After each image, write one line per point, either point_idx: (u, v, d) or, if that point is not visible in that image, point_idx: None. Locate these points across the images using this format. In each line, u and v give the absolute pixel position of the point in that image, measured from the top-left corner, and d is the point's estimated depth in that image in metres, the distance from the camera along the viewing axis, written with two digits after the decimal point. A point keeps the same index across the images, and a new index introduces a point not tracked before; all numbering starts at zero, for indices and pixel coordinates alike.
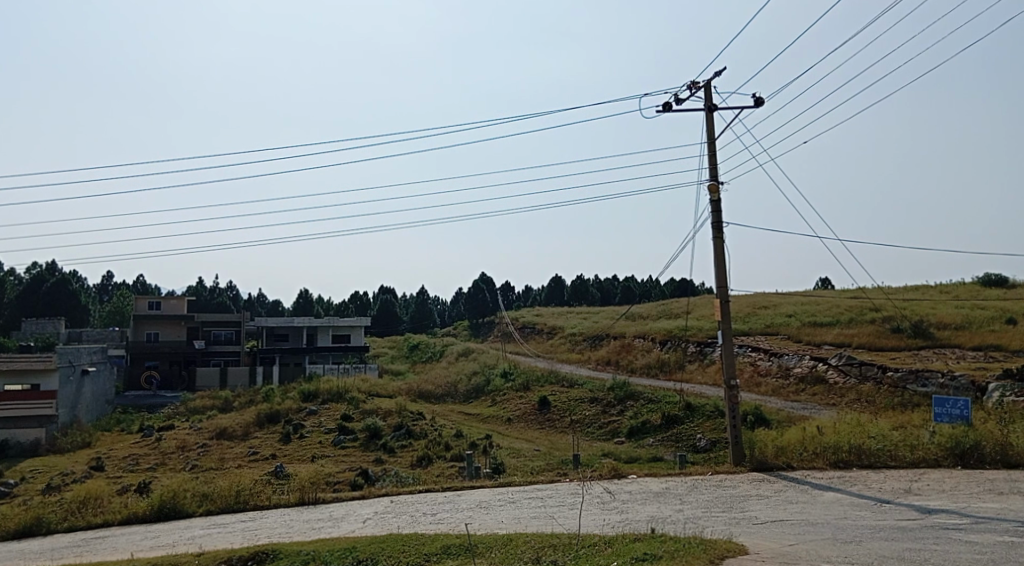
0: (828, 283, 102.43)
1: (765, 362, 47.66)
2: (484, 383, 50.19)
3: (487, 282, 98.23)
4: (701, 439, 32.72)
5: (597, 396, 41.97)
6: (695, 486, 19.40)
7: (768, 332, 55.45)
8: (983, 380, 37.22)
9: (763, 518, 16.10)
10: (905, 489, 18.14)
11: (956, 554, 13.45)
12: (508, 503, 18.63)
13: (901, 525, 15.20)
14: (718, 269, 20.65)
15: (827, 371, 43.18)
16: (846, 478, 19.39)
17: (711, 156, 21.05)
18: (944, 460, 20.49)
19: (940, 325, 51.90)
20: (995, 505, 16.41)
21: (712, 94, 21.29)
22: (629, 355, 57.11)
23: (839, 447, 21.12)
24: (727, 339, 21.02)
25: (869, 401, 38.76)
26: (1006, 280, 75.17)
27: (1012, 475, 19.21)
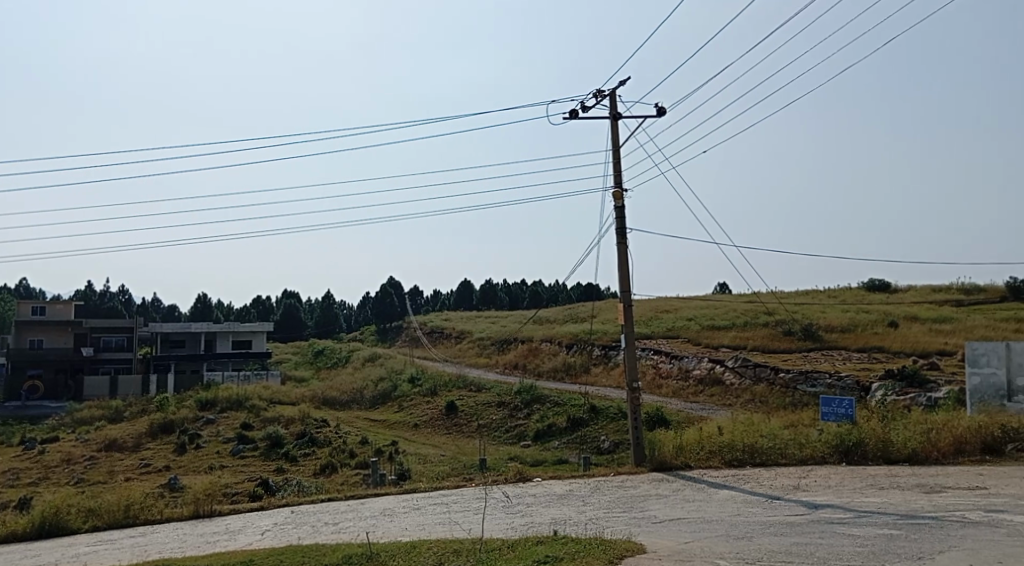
0: (726, 287, 106.04)
1: (666, 365, 48.86)
2: (390, 388, 49.80)
3: (394, 287, 97.62)
4: (604, 441, 33.26)
5: (504, 400, 42.22)
6: (597, 487, 19.72)
7: (670, 335, 56.82)
8: (867, 380, 39.13)
9: (662, 517, 16.49)
10: (794, 485, 18.91)
11: (839, 547, 14.07)
12: (412, 510, 18.55)
13: (790, 521, 15.82)
14: (621, 274, 20.96)
15: (724, 373, 44.52)
16: (740, 476, 20.09)
17: (615, 164, 21.37)
18: (830, 457, 21.45)
19: (829, 328, 54.22)
20: (876, 499, 17.26)
21: (617, 103, 21.60)
22: (536, 359, 57.63)
23: (733, 446, 21.86)
24: (630, 343, 21.39)
25: (763, 401, 40.18)
26: (889, 285, 79.24)
27: (891, 470, 20.27)
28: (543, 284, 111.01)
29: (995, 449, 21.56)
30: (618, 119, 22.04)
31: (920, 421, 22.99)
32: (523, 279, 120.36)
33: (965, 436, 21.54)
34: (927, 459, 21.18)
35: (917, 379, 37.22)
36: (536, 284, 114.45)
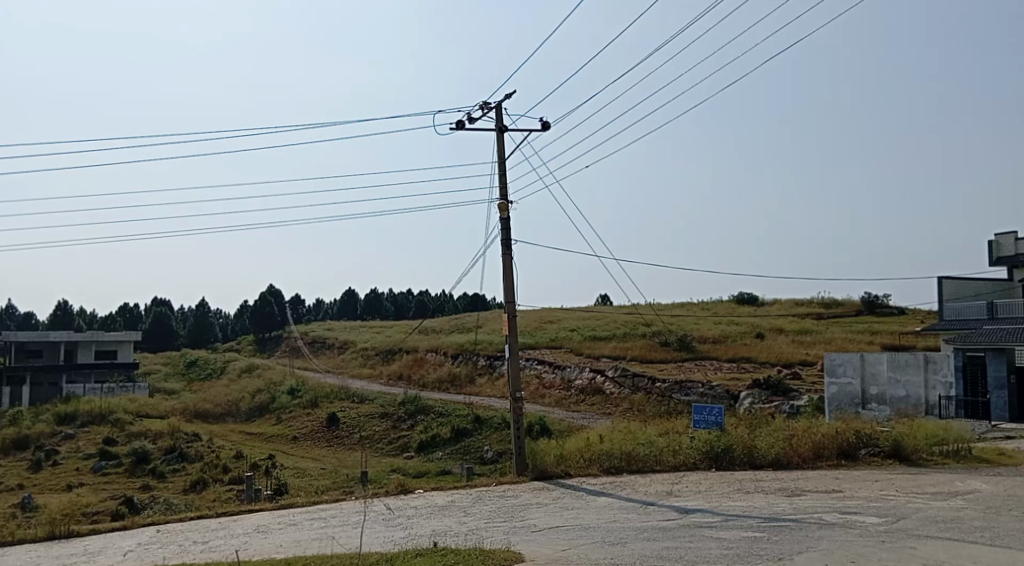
0: (607, 299, 108.66)
1: (549, 375, 49.44)
2: (269, 400, 48.54)
3: (274, 295, 95.26)
4: (487, 451, 33.41)
5: (387, 411, 41.80)
6: (478, 497, 19.77)
7: (553, 345, 57.62)
8: (736, 389, 40.84)
9: (540, 525, 16.67)
10: (667, 491, 19.52)
11: (707, 549, 14.59)
12: (287, 526, 18.13)
13: (662, 525, 16.31)
14: (507, 287, 20.31)
15: (604, 383, 45.46)
16: (617, 483, 20.55)
17: (501, 175, 20.69)
18: (701, 463, 22.23)
19: (702, 339, 56.28)
20: (742, 503, 18.02)
21: (503, 115, 21.23)
22: (420, 369, 57.31)
23: (611, 455, 22.34)
24: (514, 353, 21.45)
25: (641, 409, 41.25)
26: (758, 299, 82.98)
27: (757, 475, 21.21)
28: (429, 294, 110.77)
29: (850, 455, 22.86)
30: (503, 132, 21.76)
31: (783, 428, 24.18)
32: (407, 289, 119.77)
33: (823, 442, 22.77)
34: (789, 463, 22.27)
35: (781, 388, 39.11)
36: (421, 294, 114.10)
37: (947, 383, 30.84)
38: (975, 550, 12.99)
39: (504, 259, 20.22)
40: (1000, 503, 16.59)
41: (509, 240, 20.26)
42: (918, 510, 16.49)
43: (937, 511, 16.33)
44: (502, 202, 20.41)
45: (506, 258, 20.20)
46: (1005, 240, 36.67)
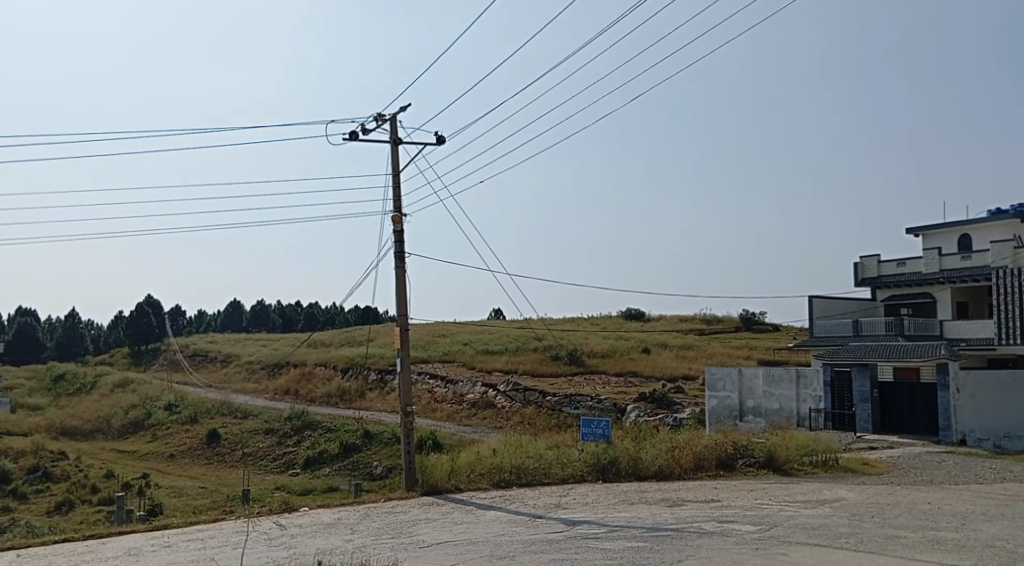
0: (499, 313, 109.40)
1: (441, 389, 49.20)
2: (143, 416, 46.50)
3: (152, 306, 91.65)
4: (377, 467, 32.97)
5: (272, 427, 40.73)
6: (366, 514, 19.38)
7: (445, 359, 57.45)
8: (624, 402, 41.76)
9: (428, 541, 16.28)
10: (555, 503, 19.72)
11: (593, 559, 14.56)
12: (162, 548, 17.37)
13: (550, 537, 16.41)
14: (399, 301, 19.88)
15: (496, 397, 45.56)
16: (506, 497, 20.56)
17: (394, 188, 20.10)
18: (588, 475, 22.53)
19: (591, 354, 57.27)
20: (627, 514, 18.39)
21: (398, 128, 20.54)
22: (309, 384, 56.02)
23: (501, 468, 22.34)
24: (405, 368, 20.83)
25: (531, 422, 41.60)
26: (644, 314, 85.19)
27: (642, 486, 21.67)
28: (317, 306, 108.83)
29: (728, 465, 23.66)
30: (397, 144, 21.03)
31: (666, 440, 24.82)
32: (295, 302, 117.42)
33: (704, 453, 23.51)
34: (672, 474, 22.87)
35: (665, 401, 40.24)
36: (309, 306, 112.04)
37: (817, 397, 32.23)
38: (840, 555, 13.65)
39: (396, 272, 19.85)
40: (863, 509, 17.52)
41: (402, 252, 19.97)
42: (789, 518, 17.19)
43: (807, 518, 17.07)
44: (395, 214, 20.00)
45: (398, 271, 19.81)
46: (869, 262, 38.92)
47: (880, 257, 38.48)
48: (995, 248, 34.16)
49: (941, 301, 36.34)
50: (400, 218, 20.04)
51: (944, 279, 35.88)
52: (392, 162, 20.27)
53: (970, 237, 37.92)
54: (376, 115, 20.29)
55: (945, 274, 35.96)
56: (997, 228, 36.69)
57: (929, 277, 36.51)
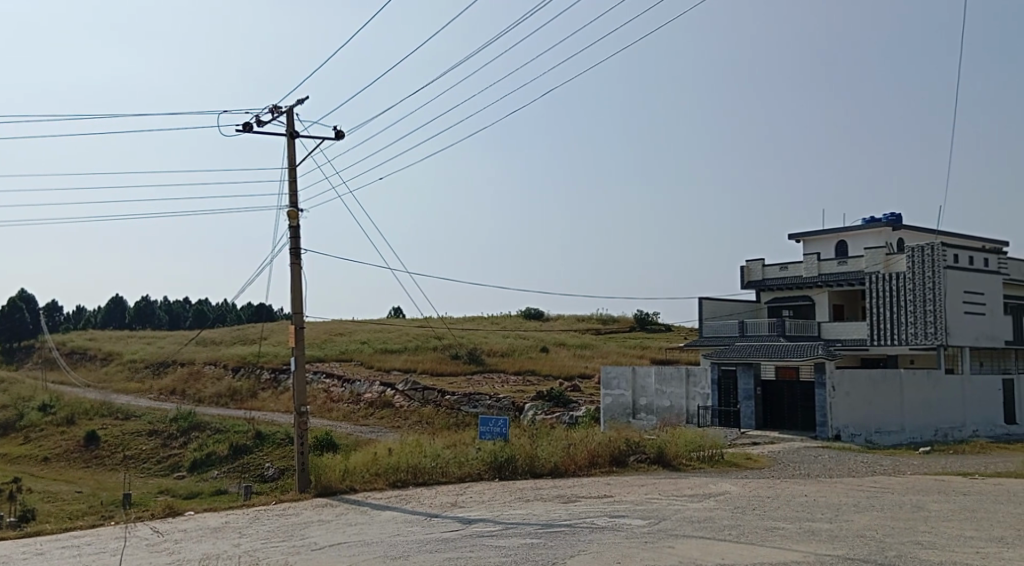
0: (398, 312, 108.75)
1: (337, 389, 48.48)
2: (15, 418, 44.06)
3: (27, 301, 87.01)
4: (268, 468, 32.19)
5: (156, 429, 39.30)
6: (255, 518, 18.92)
7: (342, 358, 56.61)
8: (521, 401, 42.16)
9: (321, 543, 15.87)
10: (452, 502, 19.71)
11: (487, 557, 14.40)
12: (34, 556, 16.54)
13: (445, 537, 16.36)
14: (293, 298, 19.45)
15: (394, 396, 45.22)
16: (402, 497, 20.37)
17: (290, 183, 19.68)
18: (485, 474, 22.58)
19: (490, 353, 57.50)
20: (522, 511, 18.55)
21: (294, 121, 20.05)
22: (196, 384, 54.27)
23: (397, 468, 22.14)
24: (300, 368, 20.28)
25: (429, 422, 41.46)
26: (542, 314, 86.24)
27: (537, 483, 21.89)
28: (208, 304, 105.73)
29: (621, 462, 24.20)
30: (293, 138, 20.53)
31: (561, 438, 25.19)
32: (184, 299, 113.63)
33: (598, 450, 23.97)
34: (567, 471, 23.21)
35: (562, 399, 40.83)
36: (199, 303, 108.67)
37: (705, 395, 33.51)
38: (723, 547, 14.13)
39: (291, 269, 19.45)
40: (746, 503, 18.21)
41: (297, 249, 19.58)
42: (677, 512, 17.69)
43: (693, 512, 17.61)
44: (291, 210, 19.59)
45: (294, 268, 19.43)
46: (755, 265, 40.43)
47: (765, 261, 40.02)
48: (868, 254, 36.04)
49: (819, 304, 38.13)
50: (295, 213, 19.65)
51: (823, 282, 37.65)
52: (288, 157, 19.84)
53: (847, 243, 39.91)
54: (271, 107, 19.81)
55: (823, 278, 37.72)
56: (871, 235, 38.74)
57: (809, 281, 38.23)
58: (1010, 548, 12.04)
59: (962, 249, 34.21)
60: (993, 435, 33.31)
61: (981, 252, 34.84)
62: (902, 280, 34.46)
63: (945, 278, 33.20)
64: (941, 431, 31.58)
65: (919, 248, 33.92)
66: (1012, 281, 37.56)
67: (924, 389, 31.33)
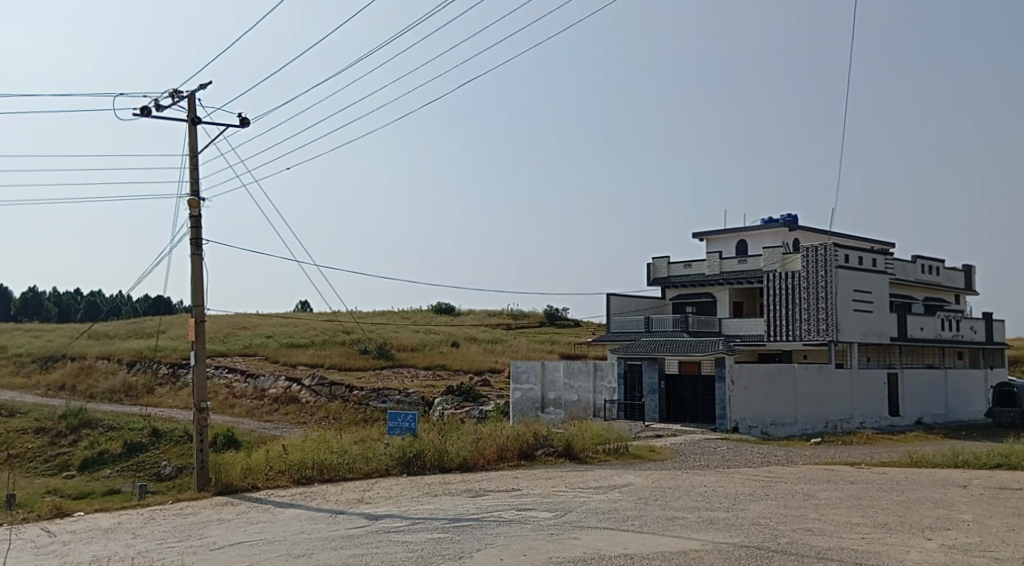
0: (304, 306, 107.02)
1: (239, 384, 47.34)
2: None
3: None
4: (165, 467, 31.17)
5: (43, 427, 37.63)
6: (150, 518, 18.35)
7: (245, 353, 55.36)
8: (431, 395, 42.11)
9: (220, 542, 15.49)
10: (358, 498, 19.50)
11: (394, 554, 14.22)
12: None
13: (351, 533, 16.17)
14: (192, 290, 18.85)
15: (300, 392, 44.48)
16: (307, 494, 20.02)
17: (192, 171, 19.10)
18: (393, 469, 22.37)
19: (399, 348, 57.15)
20: (430, 506, 18.53)
21: (196, 106, 19.42)
22: (88, 379, 52.16)
23: (302, 465, 21.68)
24: (200, 362, 19.61)
25: (337, 417, 40.97)
26: (452, 309, 86.14)
27: (446, 478, 21.86)
28: (101, 296, 101.94)
29: (529, 455, 24.45)
30: (194, 123, 19.87)
31: (470, 432, 25.25)
32: (77, 292, 109.09)
33: (506, 445, 24.17)
34: (476, 466, 23.27)
35: (472, 395, 41.01)
36: (93, 295, 104.54)
37: (612, 389, 34.10)
38: (628, 537, 14.42)
39: (191, 260, 18.85)
40: (648, 493, 18.65)
41: (197, 239, 19.00)
42: (582, 503, 17.98)
43: (598, 504, 17.91)
44: (193, 198, 19.02)
45: (194, 258, 18.85)
46: (660, 263, 41.34)
47: (670, 259, 40.95)
48: (766, 253, 37.28)
49: (721, 301, 39.28)
50: (196, 202, 19.07)
51: (724, 281, 38.77)
52: (190, 143, 19.23)
53: (746, 243, 41.20)
54: (172, 91, 19.15)
55: (725, 276, 38.84)
56: (770, 235, 40.11)
57: (711, 279, 39.33)
58: (893, 533, 12.65)
59: (852, 250, 35.75)
60: (878, 426, 34.98)
61: (870, 253, 36.51)
62: (797, 279, 35.78)
63: (837, 278, 34.61)
64: (831, 423, 32.97)
65: (812, 249, 35.27)
66: (897, 281, 39.54)
67: (816, 383, 32.63)
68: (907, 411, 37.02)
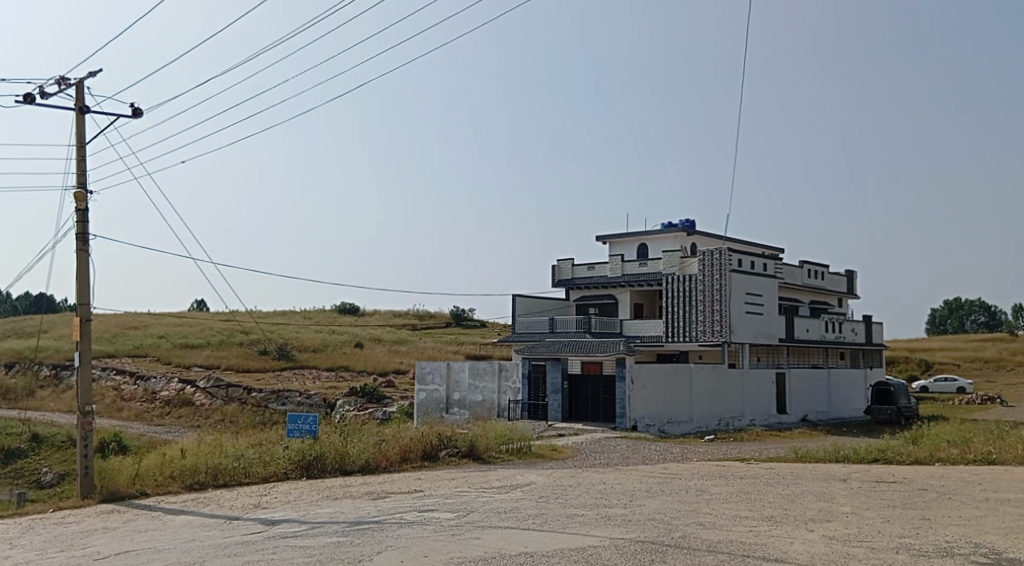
0: (199, 304, 103.90)
1: (128, 386, 45.56)
2: None
3: None
4: (47, 473, 29.73)
5: None
6: (30, 527, 17.47)
7: (135, 354, 53.35)
8: (333, 397, 41.53)
9: (105, 552, 14.90)
10: (254, 503, 19.05)
11: (291, 559, 13.98)
12: None
13: (246, 539, 15.79)
14: (77, 287, 18.05)
15: (194, 394, 43.16)
16: (199, 499, 19.46)
17: (79, 163, 18.31)
18: (291, 473, 21.90)
19: (300, 349, 56.16)
20: (329, 510, 18.27)
21: (83, 95, 18.62)
22: None
23: (195, 470, 21.04)
24: (85, 363, 18.77)
25: (234, 419, 39.91)
26: (356, 309, 85.22)
27: (347, 480, 21.59)
28: None
29: (433, 456, 24.38)
30: (81, 112, 19.02)
31: (373, 434, 25.03)
32: None
33: (409, 446, 24.03)
34: (378, 468, 23.05)
35: (375, 396, 40.66)
36: None
37: (516, 389, 34.29)
38: (527, 535, 14.54)
39: (77, 255, 18.07)
40: (549, 492, 18.85)
41: (84, 234, 18.23)
42: (484, 503, 18.02)
43: (500, 503, 17.98)
44: (78, 191, 18.23)
45: (81, 254, 18.07)
46: (564, 265, 41.84)
47: (574, 260, 41.49)
48: (665, 256, 38.20)
49: (622, 303, 40.04)
50: (83, 196, 18.28)
51: (625, 283, 39.51)
52: (77, 134, 18.42)
53: (647, 246, 42.11)
54: (58, 78, 18.29)
55: (626, 279, 39.60)
56: (669, 239, 41.14)
57: (613, 281, 40.03)
58: (778, 525, 13.17)
59: (744, 254, 37.00)
60: (767, 423, 36.27)
61: (761, 257, 37.87)
62: (694, 282, 36.78)
63: (730, 281, 35.76)
64: (723, 420, 33.99)
65: (708, 253, 36.36)
66: (786, 284, 41.14)
67: (710, 382, 33.61)
68: (794, 408, 38.52)
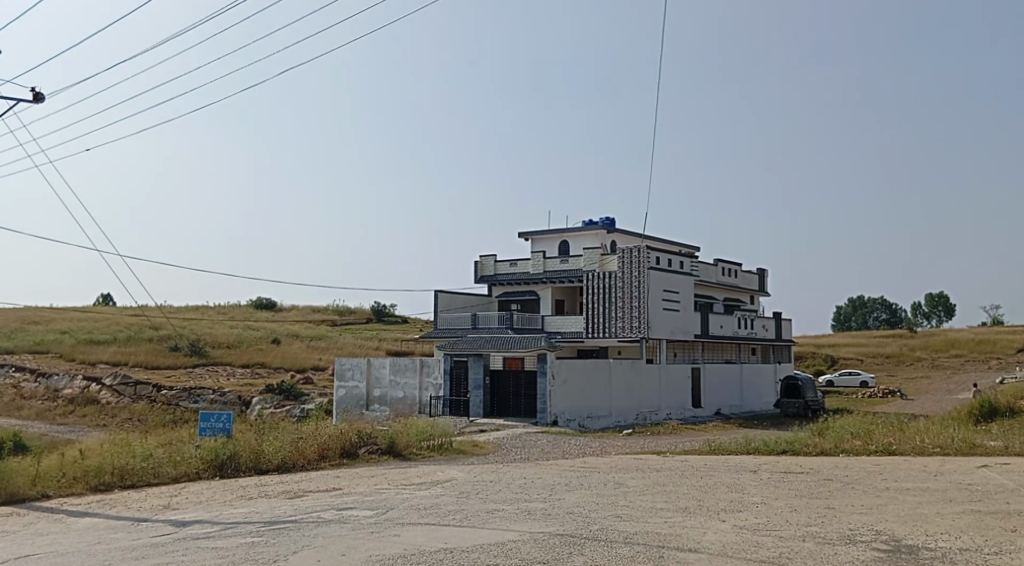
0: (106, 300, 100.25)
1: (29, 385, 43.67)
2: None
3: None
4: None
5: None
6: None
7: (37, 350, 51.15)
8: (248, 394, 40.65)
9: (3, 557, 14.23)
10: (164, 504, 18.48)
11: (199, 561, 13.59)
12: None
13: (154, 541, 15.30)
14: None
15: (100, 392, 41.70)
16: (105, 501, 18.76)
17: None
18: (204, 472, 21.34)
19: (213, 345, 54.75)
20: (243, 509, 17.86)
21: None
22: None
23: (101, 470, 20.27)
24: None
25: (143, 417, 38.68)
26: (273, 305, 83.55)
27: (262, 480, 21.13)
28: None
29: (351, 453, 24.11)
30: None
31: (290, 431, 24.63)
32: None
33: (328, 443, 23.69)
34: (295, 467, 22.62)
35: (292, 393, 40.01)
36: None
37: (437, 385, 34.08)
38: (446, 531, 14.50)
39: None
40: (469, 487, 18.81)
41: None
42: (403, 500, 17.90)
43: (419, 500, 17.89)
44: None
45: None
46: (488, 261, 41.90)
47: (497, 257, 41.61)
48: (586, 254, 38.62)
49: (544, 299, 40.32)
50: None
51: (547, 279, 39.79)
52: None
53: (568, 243, 42.48)
54: None
55: (547, 275, 39.86)
56: (590, 237, 41.57)
57: (535, 277, 40.19)
58: (691, 516, 13.42)
59: (662, 252, 37.71)
60: (682, 416, 36.98)
61: (678, 255, 38.64)
62: (613, 279, 37.30)
63: (648, 278, 36.38)
64: (641, 414, 34.53)
65: (627, 250, 36.93)
66: (701, 282, 42.05)
67: (628, 377, 34.09)
68: (708, 402, 39.39)
